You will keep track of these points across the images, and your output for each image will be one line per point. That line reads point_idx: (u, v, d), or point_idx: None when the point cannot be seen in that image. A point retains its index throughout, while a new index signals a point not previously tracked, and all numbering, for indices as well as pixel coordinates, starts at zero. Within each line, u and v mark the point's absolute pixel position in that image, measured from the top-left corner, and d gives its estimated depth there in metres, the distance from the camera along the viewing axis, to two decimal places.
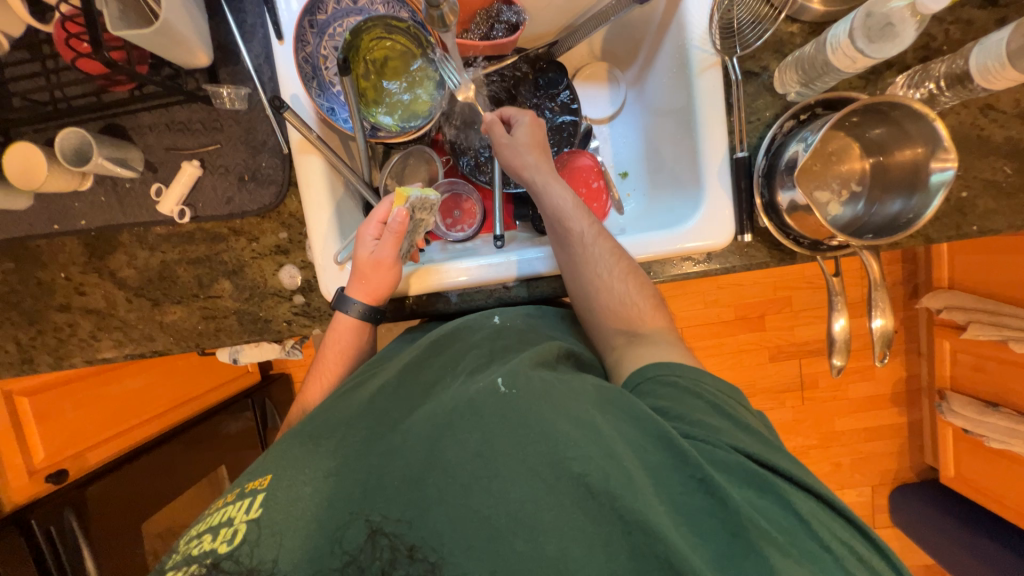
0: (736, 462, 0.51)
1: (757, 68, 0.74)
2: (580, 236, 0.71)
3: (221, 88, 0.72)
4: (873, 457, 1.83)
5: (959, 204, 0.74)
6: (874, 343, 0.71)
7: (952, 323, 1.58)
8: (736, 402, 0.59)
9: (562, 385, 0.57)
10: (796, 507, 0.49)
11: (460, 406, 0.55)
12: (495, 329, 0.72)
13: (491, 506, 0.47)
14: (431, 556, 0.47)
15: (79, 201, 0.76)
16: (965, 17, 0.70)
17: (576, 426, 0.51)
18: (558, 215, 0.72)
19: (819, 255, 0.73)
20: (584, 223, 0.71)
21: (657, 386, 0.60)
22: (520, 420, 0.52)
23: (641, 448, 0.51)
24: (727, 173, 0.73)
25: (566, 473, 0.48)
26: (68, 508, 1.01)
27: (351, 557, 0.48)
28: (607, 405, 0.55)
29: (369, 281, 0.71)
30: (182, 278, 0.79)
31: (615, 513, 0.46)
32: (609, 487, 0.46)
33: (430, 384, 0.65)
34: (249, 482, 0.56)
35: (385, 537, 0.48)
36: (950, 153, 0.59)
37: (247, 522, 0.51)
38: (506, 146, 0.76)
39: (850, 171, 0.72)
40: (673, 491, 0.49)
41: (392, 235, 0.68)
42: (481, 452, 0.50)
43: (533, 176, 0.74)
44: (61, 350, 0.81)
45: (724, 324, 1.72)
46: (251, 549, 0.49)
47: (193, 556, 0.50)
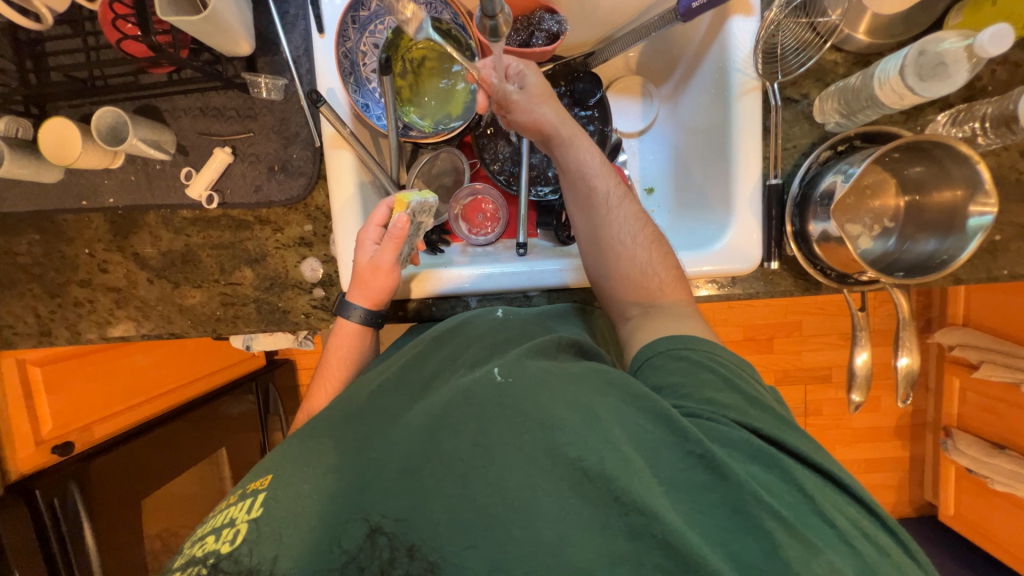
0: (738, 438, 0.50)
1: (796, 95, 0.73)
2: (604, 197, 0.70)
3: (259, 77, 0.72)
4: (873, 489, 1.81)
5: (991, 247, 0.73)
6: (898, 383, 0.70)
7: (963, 361, 1.56)
8: (745, 377, 0.57)
9: (559, 371, 0.56)
10: (801, 483, 0.48)
11: (453, 399, 0.54)
12: (500, 322, 0.72)
13: (489, 493, 0.45)
14: (430, 555, 0.43)
15: (108, 179, 0.76)
16: (1013, 59, 0.69)
17: (572, 407, 0.51)
18: (583, 176, 0.71)
19: (846, 288, 0.72)
20: (608, 185, 0.71)
21: (665, 361, 0.59)
22: (514, 404, 0.51)
23: (640, 429, 0.50)
24: (758, 200, 0.73)
25: (563, 458, 0.46)
26: (73, 480, 1.02)
27: (350, 557, 0.44)
28: (606, 387, 0.54)
29: (369, 286, 0.70)
30: (204, 263, 0.79)
31: (610, 494, 0.45)
32: (604, 468, 0.45)
33: (430, 377, 0.65)
34: (252, 483, 0.54)
35: (384, 536, 0.45)
36: (990, 198, 0.59)
37: (248, 519, 0.49)
38: (521, 106, 0.69)
39: (884, 207, 0.71)
40: (672, 471, 0.48)
41: (391, 241, 0.67)
42: (478, 442, 0.48)
43: (557, 129, 0.70)
44: (79, 326, 0.82)
45: (732, 344, 1.71)
46: (250, 548, 0.46)
47: (195, 558, 0.48)
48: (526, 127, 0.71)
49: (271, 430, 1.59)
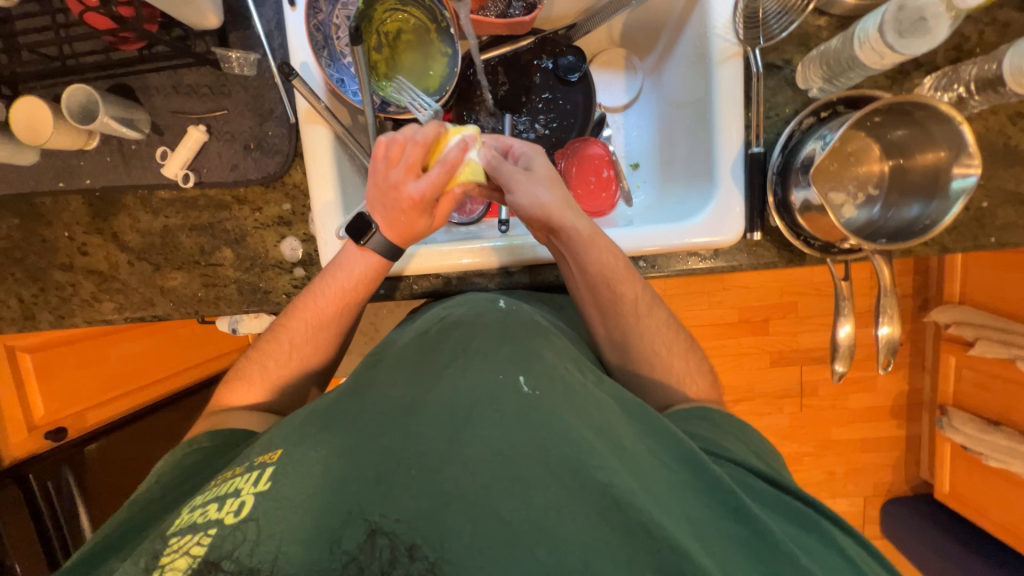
0: (773, 496, 0.53)
1: (779, 61, 0.72)
2: (632, 304, 0.70)
3: (230, 52, 0.71)
4: (869, 469, 1.81)
5: (979, 214, 0.72)
6: (879, 350, 0.70)
7: (959, 339, 1.55)
8: (766, 452, 0.62)
9: (586, 393, 0.55)
10: (837, 544, 0.50)
11: (480, 400, 0.52)
12: (504, 313, 0.67)
13: (515, 510, 0.45)
14: (431, 555, 0.43)
15: (84, 161, 0.76)
16: (1001, 19, 0.68)
17: (603, 438, 0.50)
18: (607, 283, 0.68)
19: (829, 258, 0.71)
20: (634, 291, 0.70)
21: (690, 418, 0.63)
22: (542, 421, 0.50)
23: (671, 470, 0.51)
24: (740, 169, 0.72)
25: (591, 481, 0.46)
26: (66, 465, 1.06)
27: (351, 557, 0.43)
28: (639, 424, 0.55)
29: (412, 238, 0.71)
30: (183, 244, 0.79)
31: (642, 526, 0.44)
32: (637, 501, 0.45)
33: (443, 366, 0.58)
34: (261, 456, 0.53)
35: (384, 537, 0.44)
36: (975, 158, 0.58)
37: (254, 493, 0.48)
38: (522, 188, 0.65)
39: (869, 173, 0.70)
40: (701, 514, 0.48)
41: (449, 203, 0.70)
42: (501, 452, 0.48)
43: (577, 230, 0.66)
44: (62, 310, 0.81)
45: (726, 325, 1.70)
46: (251, 548, 0.44)
47: (197, 525, 0.47)
48: (550, 226, 0.67)
49: None
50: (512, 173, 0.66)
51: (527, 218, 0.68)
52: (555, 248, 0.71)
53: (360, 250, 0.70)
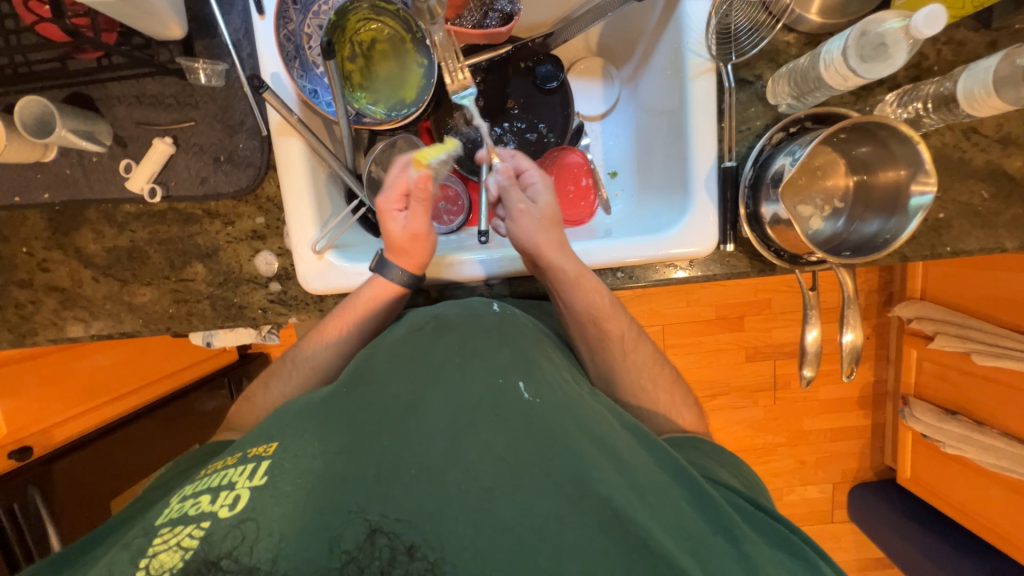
0: (764, 518, 0.55)
1: (751, 76, 0.73)
2: (618, 340, 0.72)
3: (196, 63, 0.69)
4: (837, 457, 1.89)
5: (936, 225, 0.75)
6: (844, 358, 0.73)
7: (920, 332, 1.63)
8: (756, 484, 0.65)
9: (586, 403, 0.57)
10: (820, 568, 0.52)
11: (481, 403, 0.54)
12: (500, 317, 0.67)
13: (516, 516, 0.47)
14: (431, 555, 0.45)
15: (41, 174, 0.72)
16: (957, 38, 0.70)
17: (604, 451, 0.51)
18: (594, 321, 0.71)
19: (798, 269, 0.74)
20: (620, 329, 0.72)
21: (683, 446, 0.66)
22: (543, 429, 0.52)
23: (665, 481, 0.54)
24: (714, 182, 0.73)
25: (593, 493, 0.48)
26: (32, 486, 1.00)
27: (350, 557, 0.44)
28: (636, 437, 0.57)
29: (408, 253, 0.71)
30: (152, 259, 0.76)
31: (641, 541, 0.46)
32: (636, 515, 0.47)
33: (438, 368, 0.59)
34: (253, 447, 0.53)
35: (384, 537, 0.45)
36: (931, 176, 0.61)
37: (249, 488, 0.48)
38: (524, 220, 0.70)
39: (835, 187, 0.73)
40: (699, 529, 0.50)
41: (420, 204, 0.71)
42: (504, 457, 0.50)
43: (572, 268, 0.69)
44: (22, 328, 0.78)
45: (703, 323, 1.75)
46: (251, 547, 0.44)
47: (188, 517, 0.46)
48: (541, 262, 0.70)
49: None
50: (517, 200, 0.72)
51: (523, 251, 0.71)
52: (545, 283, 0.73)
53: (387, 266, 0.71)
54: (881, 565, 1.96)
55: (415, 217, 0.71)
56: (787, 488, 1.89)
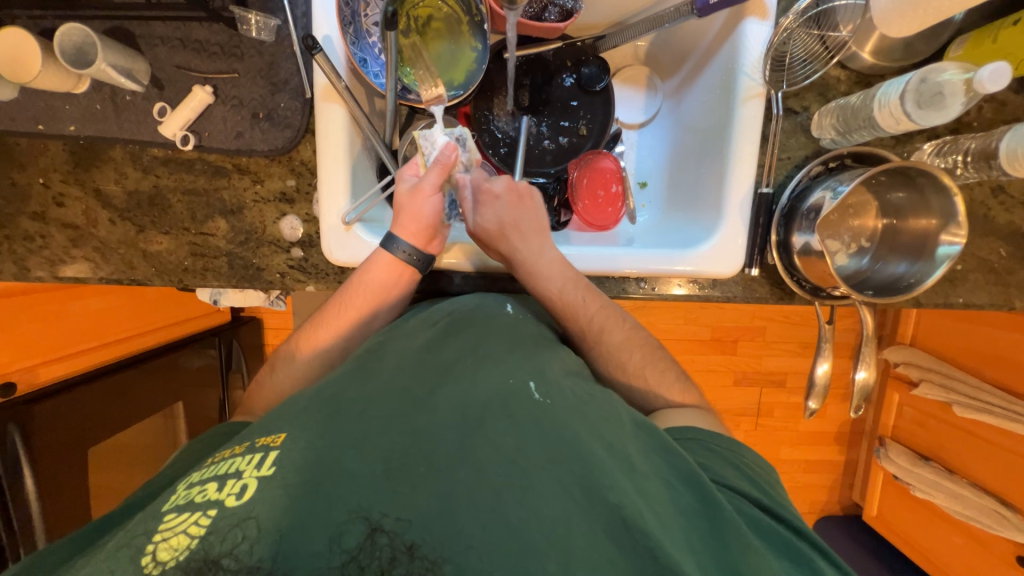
0: (774, 531, 0.52)
1: (797, 107, 0.74)
2: (582, 328, 0.73)
3: (250, 14, 0.67)
4: (808, 488, 1.94)
5: (953, 276, 0.77)
6: (854, 394, 0.75)
7: (905, 377, 1.68)
8: (773, 481, 0.61)
9: (595, 407, 0.56)
10: None
11: (492, 402, 0.52)
12: (512, 320, 0.69)
13: (525, 518, 0.44)
14: (432, 554, 0.42)
15: (70, 105, 0.70)
16: (1000, 98, 0.72)
17: (615, 456, 0.50)
18: (559, 306, 0.73)
19: (818, 301, 0.75)
20: (589, 313, 0.72)
21: (689, 445, 0.62)
22: (554, 429, 0.51)
23: (675, 490, 0.52)
24: (748, 206, 0.74)
25: (602, 500, 0.46)
26: (12, 424, 0.96)
27: (350, 557, 0.41)
28: (644, 439, 0.55)
29: (413, 214, 0.71)
30: (173, 208, 0.74)
31: (649, 553, 0.44)
32: (645, 524, 0.45)
33: (451, 363, 0.59)
34: (261, 438, 0.51)
35: (385, 536, 0.42)
36: (961, 229, 0.63)
37: (257, 479, 0.46)
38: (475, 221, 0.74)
39: (862, 227, 0.74)
40: (704, 545, 0.48)
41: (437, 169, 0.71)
42: (514, 458, 0.48)
43: (519, 267, 0.73)
44: (28, 261, 0.75)
45: (698, 343, 1.77)
46: (251, 545, 0.41)
47: (194, 505, 0.45)
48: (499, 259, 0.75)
49: (232, 387, 1.54)
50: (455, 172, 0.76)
51: (484, 236, 0.74)
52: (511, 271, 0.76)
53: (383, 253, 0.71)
54: None
55: (416, 199, 0.70)
56: None
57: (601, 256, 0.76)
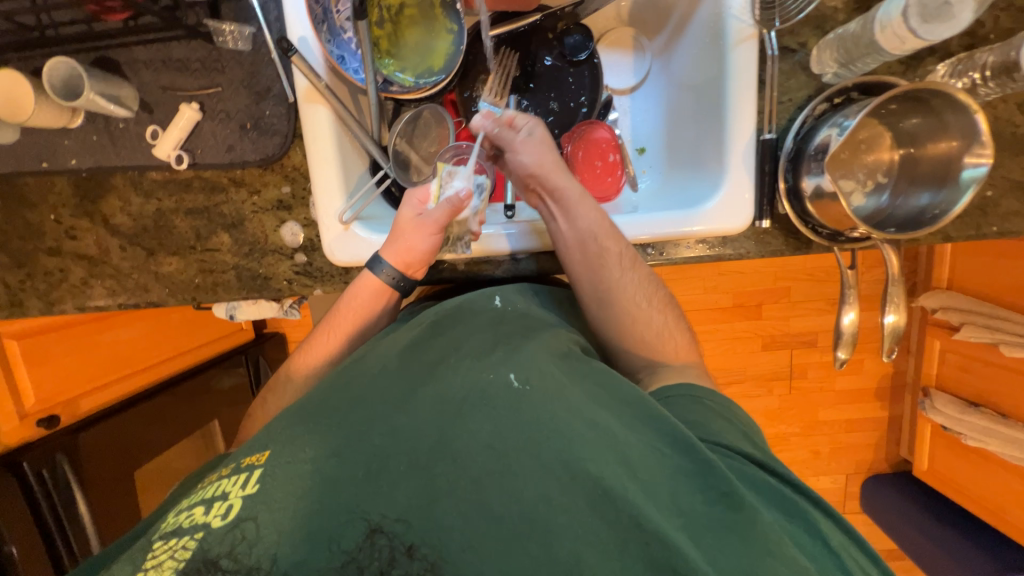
0: (761, 481, 0.53)
1: (794, 44, 0.70)
2: (616, 257, 0.71)
3: (224, 25, 0.68)
4: (852, 447, 1.88)
5: (982, 203, 0.73)
6: (883, 338, 0.71)
7: (945, 322, 1.60)
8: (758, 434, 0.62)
9: (578, 385, 0.57)
10: (824, 536, 0.51)
11: (470, 397, 0.53)
12: (498, 313, 0.69)
13: (504, 503, 0.46)
14: (431, 555, 0.44)
15: (69, 139, 0.72)
16: (1017, 5, 0.67)
17: (594, 430, 0.51)
18: (593, 237, 0.71)
19: (837, 247, 0.71)
20: (618, 247, 0.71)
21: (684, 403, 0.62)
22: (533, 414, 0.51)
23: (661, 455, 0.52)
24: (752, 155, 0.71)
25: (583, 474, 0.47)
26: (61, 453, 1.00)
27: (350, 557, 0.44)
28: (625, 407, 0.55)
29: (410, 249, 0.71)
30: (178, 228, 0.76)
31: (633, 520, 0.45)
32: (627, 494, 0.46)
33: (434, 362, 0.60)
34: (247, 458, 0.53)
35: (384, 537, 0.44)
36: (987, 148, 0.58)
37: (243, 497, 0.48)
38: (526, 149, 0.73)
39: (878, 162, 0.70)
40: (693, 503, 0.49)
41: (448, 208, 0.70)
42: (492, 444, 0.49)
43: (570, 188, 0.72)
44: (52, 296, 0.78)
45: (720, 311, 1.73)
46: (250, 546, 0.44)
47: (183, 529, 0.47)
48: (543, 184, 0.73)
49: None
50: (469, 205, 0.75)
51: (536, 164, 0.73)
52: (545, 210, 0.75)
53: (367, 275, 0.72)
54: (893, 557, 1.95)
55: (418, 229, 0.70)
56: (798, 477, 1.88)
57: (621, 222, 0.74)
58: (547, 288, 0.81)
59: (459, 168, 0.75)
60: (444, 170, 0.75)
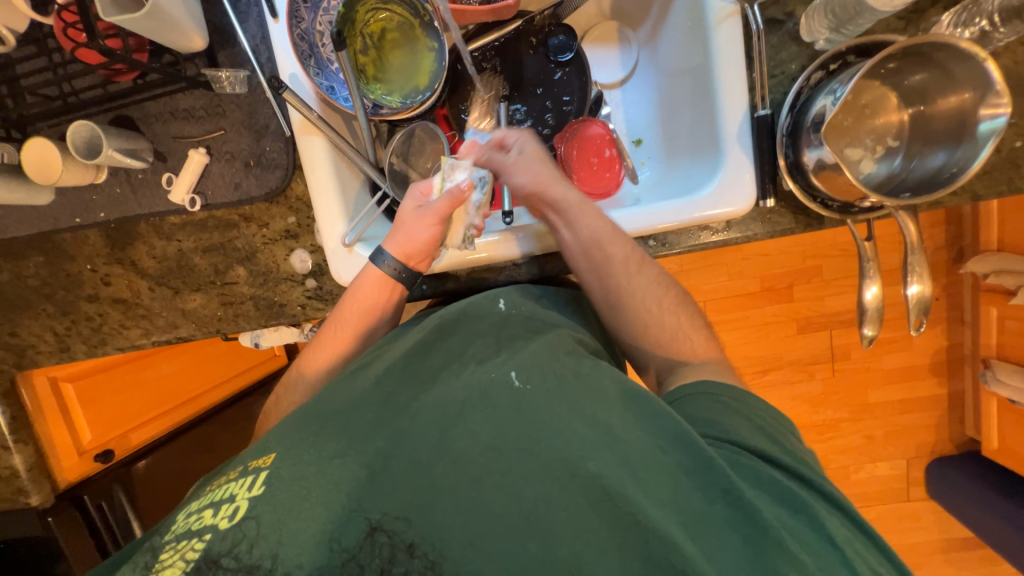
0: (768, 477, 0.52)
1: (781, 15, 0.68)
2: (622, 263, 0.70)
3: (220, 72, 0.72)
4: (909, 430, 1.75)
5: (1013, 155, 0.67)
6: (909, 311, 0.66)
7: (1000, 288, 1.47)
8: (780, 430, 0.59)
9: (582, 383, 0.55)
10: (835, 537, 0.48)
11: (471, 396, 0.53)
12: (501, 317, 0.68)
13: (506, 504, 0.47)
14: (431, 553, 0.45)
15: (96, 195, 0.78)
16: None
17: (594, 429, 0.50)
18: (596, 244, 0.70)
19: (850, 219, 0.67)
20: (625, 251, 0.70)
21: (700, 400, 0.61)
22: (531, 415, 0.51)
23: (663, 452, 0.51)
24: (747, 135, 0.69)
25: (583, 473, 0.47)
26: (117, 485, 1.09)
27: (350, 556, 0.46)
28: (630, 404, 0.54)
29: (411, 240, 0.71)
30: (198, 266, 0.81)
31: (630, 517, 0.45)
32: (625, 491, 0.46)
33: (437, 368, 0.61)
34: (253, 461, 0.54)
35: (384, 535, 0.46)
36: (1004, 96, 0.54)
37: (247, 499, 0.49)
38: (520, 168, 0.74)
39: (887, 124, 0.66)
40: (694, 497, 0.48)
41: (448, 198, 0.70)
42: (492, 444, 0.49)
43: (568, 199, 0.72)
44: (94, 339, 0.85)
45: (749, 296, 1.66)
46: (250, 546, 0.47)
47: (192, 531, 0.49)
48: (542, 199, 0.74)
49: None
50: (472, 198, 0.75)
51: (530, 180, 0.74)
52: (548, 222, 0.75)
53: (369, 267, 0.72)
54: (968, 546, 1.80)
55: (418, 220, 0.71)
56: (853, 465, 1.77)
57: (633, 215, 0.73)
58: (553, 288, 0.81)
59: (462, 160, 0.74)
60: (448, 161, 0.75)
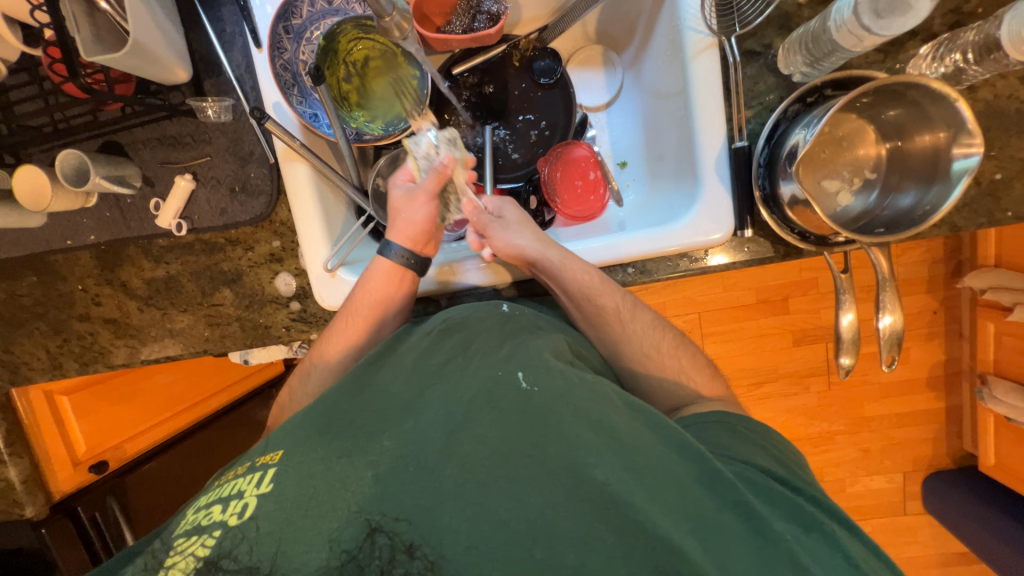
0: (781, 495, 0.52)
1: (758, 47, 0.69)
2: (615, 311, 0.71)
3: (205, 102, 0.73)
4: (905, 443, 1.74)
5: (992, 188, 0.66)
6: (883, 344, 0.67)
7: (997, 304, 1.46)
8: (790, 459, 0.60)
9: (587, 386, 0.54)
10: (851, 554, 0.48)
11: (477, 397, 0.54)
12: (504, 317, 0.67)
13: (512, 508, 0.46)
14: (431, 554, 0.46)
15: (86, 218, 0.80)
16: None
17: (601, 435, 0.50)
18: (587, 299, 0.71)
19: (827, 251, 0.68)
20: (615, 300, 0.71)
21: (713, 427, 0.62)
22: (537, 417, 0.51)
23: (672, 463, 0.50)
24: (725, 164, 0.69)
25: (588, 480, 0.47)
26: (110, 496, 1.11)
27: (350, 556, 0.46)
28: (641, 415, 0.54)
29: (410, 225, 0.73)
30: (186, 288, 0.82)
31: (638, 526, 0.45)
32: (633, 500, 0.45)
33: (442, 366, 0.60)
34: (260, 457, 0.55)
35: (384, 536, 0.47)
36: (976, 136, 0.54)
37: (256, 497, 0.50)
38: (500, 237, 0.72)
39: (865, 157, 0.66)
40: (703, 506, 0.48)
41: (434, 173, 0.73)
42: (500, 449, 0.49)
43: (550, 258, 0.71)
44: (85, 358, 0.87)
45: (743, 307, 1.65)
46: (250, 547, 0.47)
47: (200, 527, 0.50)
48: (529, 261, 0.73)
49: None
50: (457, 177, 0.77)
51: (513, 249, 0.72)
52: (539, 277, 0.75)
53: (374, 261, 0.73)
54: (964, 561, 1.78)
55: (410, 202, 0.73)
56: (848, 478, 1.76)
57: (599, 245, 0.73)
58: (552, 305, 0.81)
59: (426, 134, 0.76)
60: (411, 139, 0.76)
